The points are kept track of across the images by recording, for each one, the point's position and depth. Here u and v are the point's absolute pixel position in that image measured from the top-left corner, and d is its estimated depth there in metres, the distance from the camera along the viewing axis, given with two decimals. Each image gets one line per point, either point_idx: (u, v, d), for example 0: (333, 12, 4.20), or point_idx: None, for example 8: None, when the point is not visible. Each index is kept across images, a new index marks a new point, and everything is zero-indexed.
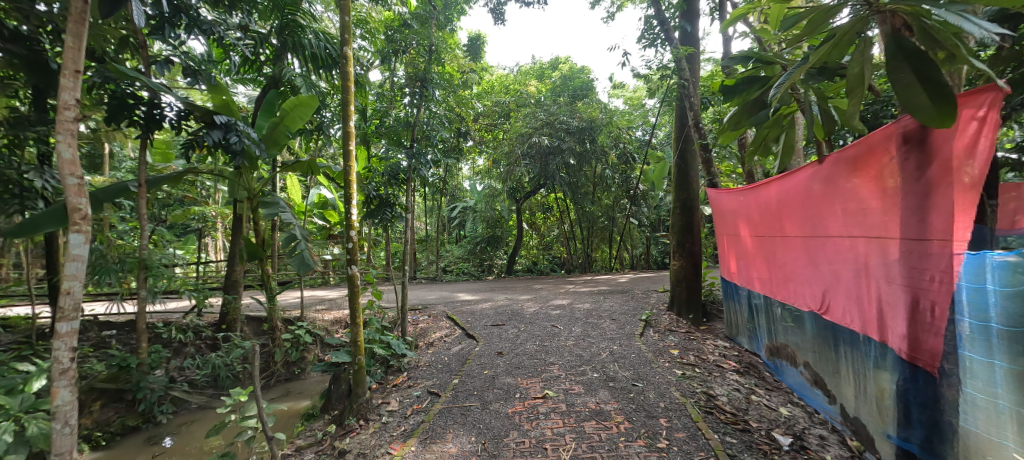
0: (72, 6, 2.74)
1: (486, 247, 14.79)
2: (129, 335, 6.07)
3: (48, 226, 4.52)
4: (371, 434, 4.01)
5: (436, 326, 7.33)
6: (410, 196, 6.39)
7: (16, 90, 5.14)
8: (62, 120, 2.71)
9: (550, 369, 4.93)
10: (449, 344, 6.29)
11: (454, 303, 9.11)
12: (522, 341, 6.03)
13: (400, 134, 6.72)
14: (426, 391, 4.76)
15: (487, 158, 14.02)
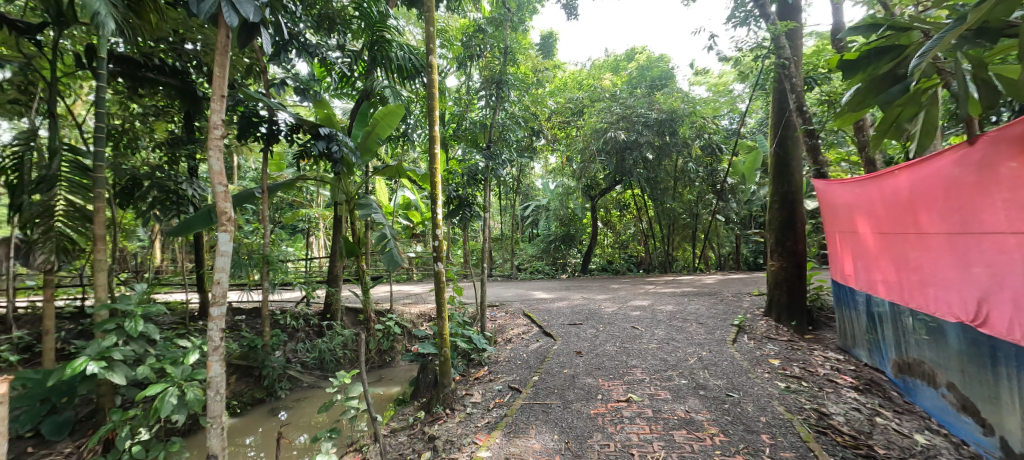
0: (218, 40, 3.22)
1: (561, 246, 14.70)
2: (253, 320, 6.98)
3: (197, 226, 5.36)
4: (458, 423, 4.19)
5: (514, 323, 7.46)
6: (488, 195, 6.50)
7: (174, 115, 6.19)
8: (211, 139, 3.19)
9: (632, 372, 4.78)
10: (527, 341, 6.38)
11: (529, 300, 9.21)
12: (600, 342, 5.92)
13: (477, 137, 7.01)
14: (507, 386, 4.88)
15: (560, 156, 13.89)
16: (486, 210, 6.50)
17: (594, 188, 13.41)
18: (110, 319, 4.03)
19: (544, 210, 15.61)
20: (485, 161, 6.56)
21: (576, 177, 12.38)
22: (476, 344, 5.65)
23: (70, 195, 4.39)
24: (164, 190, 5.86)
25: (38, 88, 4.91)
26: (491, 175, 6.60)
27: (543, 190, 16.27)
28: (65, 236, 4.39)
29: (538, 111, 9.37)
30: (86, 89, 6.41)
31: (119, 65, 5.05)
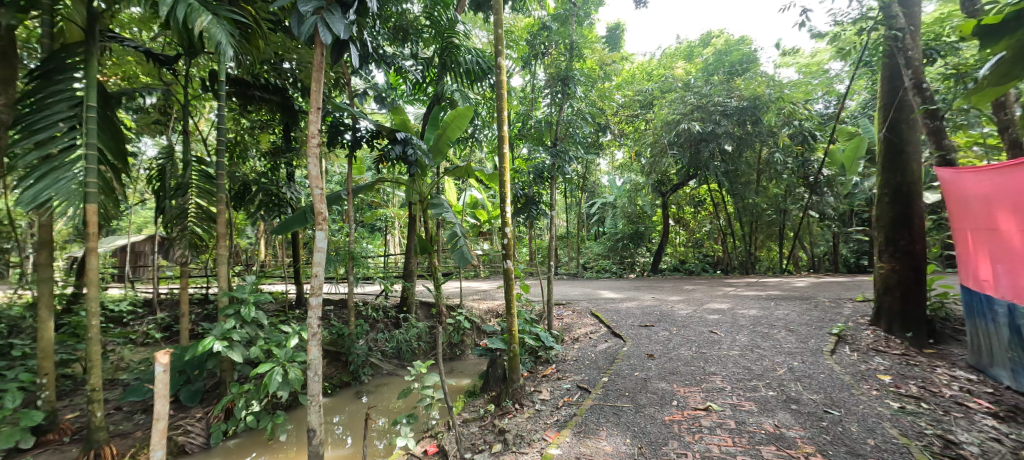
0: (314, 58, 3.50)
1: (631, 244, 14.27)
2: (339, 310, 7.57)
3: (294, 225, 5.89)
4: (527, 418, 4.22)
5: (581, 322, 7.36)
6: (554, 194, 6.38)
7: (275, 127, 6.92)
8: (308, 147, 3.52)
9: (712, 380, 4.49)
10: (596, 341, 6.26)
11: (597, 300, 9.03)
12: (674, 345, 5.64)
13: (543, 136, 6.98)
14: (576, 386, 4.83)
15: (628, 151, 13.43)
16: (552, 209, 6.41)
17: (667, 184, 12.82)
18: (229, 305, 4.62)
19: (613, 207, 15.22)
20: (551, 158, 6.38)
21: (646, 172, 11.91)
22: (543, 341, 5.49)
23: (199, 199, 5.08)
24: (269, 194, 6.57)
25: (173, 111, 5.74)
26: (558, 173, 6.43)
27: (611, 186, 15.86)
28: (194, 235, 5.08)
29: (605, 106, 9.15)
30: (210, 108, 7.37)
31: (233, 86, 5.72)
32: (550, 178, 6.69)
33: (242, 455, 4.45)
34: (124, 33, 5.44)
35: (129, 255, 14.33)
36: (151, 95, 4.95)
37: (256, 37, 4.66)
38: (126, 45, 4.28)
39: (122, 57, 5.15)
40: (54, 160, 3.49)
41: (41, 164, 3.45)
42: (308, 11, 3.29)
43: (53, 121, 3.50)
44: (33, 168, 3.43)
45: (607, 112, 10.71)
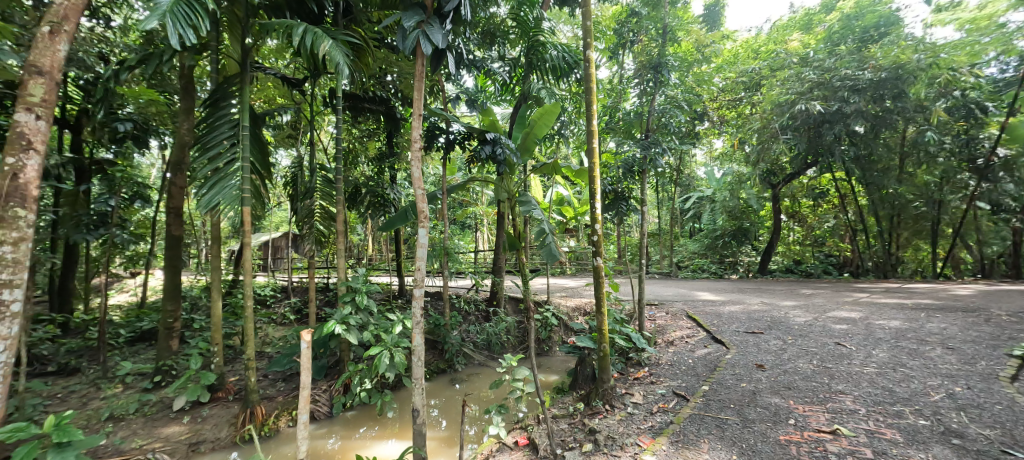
0: (417, 70, 3.73)
1: (732, 242, 13.16)
2: (435, 302, 8.06)
3: (397, 224, 6.35)
4: (619, 421, 4.11)
5: (677, 324, 6.97)
6: (645, 189, 5.95)
7: (377, 135, 7.55)
8: (412, 151, 3.71)
9: (840, 400, 3.95)
10: (693, 346, 5.89)
11: (695, 301, 8.47)
12: (790, 357, 5.09)
13: (633, 129, 6.60)
14: (672, 392, 4.60)
15: (729, 139, 12.36)
16: (643, 204, 6.10)
17: (777, 175, 11.49)
18: (348, 294, 5.17)
19: (711, 201, 14.17)
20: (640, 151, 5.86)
21: (752, 163, 10.84)
22: (635, 343, 5.24)
23: (323, 202, 5.75)
24: (375, 195, 7.23)
25: (301, 125, 6.56)
26: (650, 167, 5.91)
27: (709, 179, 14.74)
28: (318, 231, 5.76)
29: (702, 92, 8.50)
30: (327, 121, 8.25)
31: (346, 100, 6.35)
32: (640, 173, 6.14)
33: (356, 427, 4.97)
34: (265, 63, 6.41)
35: (265, 249, 16.70)
36: (287, 112, 5.71)
37: (365, 54, 5.12)
38: (268, 73, 5.02)
39: (265, 83, 6.06)
40: (221, 172, 4.18)
41: (211, 176, 4.17)
42: (410, 26, 3.55)
43: (219, 141, 4.25)
44: (208, 179, 4.16)
45: (704, 97, 9.93)
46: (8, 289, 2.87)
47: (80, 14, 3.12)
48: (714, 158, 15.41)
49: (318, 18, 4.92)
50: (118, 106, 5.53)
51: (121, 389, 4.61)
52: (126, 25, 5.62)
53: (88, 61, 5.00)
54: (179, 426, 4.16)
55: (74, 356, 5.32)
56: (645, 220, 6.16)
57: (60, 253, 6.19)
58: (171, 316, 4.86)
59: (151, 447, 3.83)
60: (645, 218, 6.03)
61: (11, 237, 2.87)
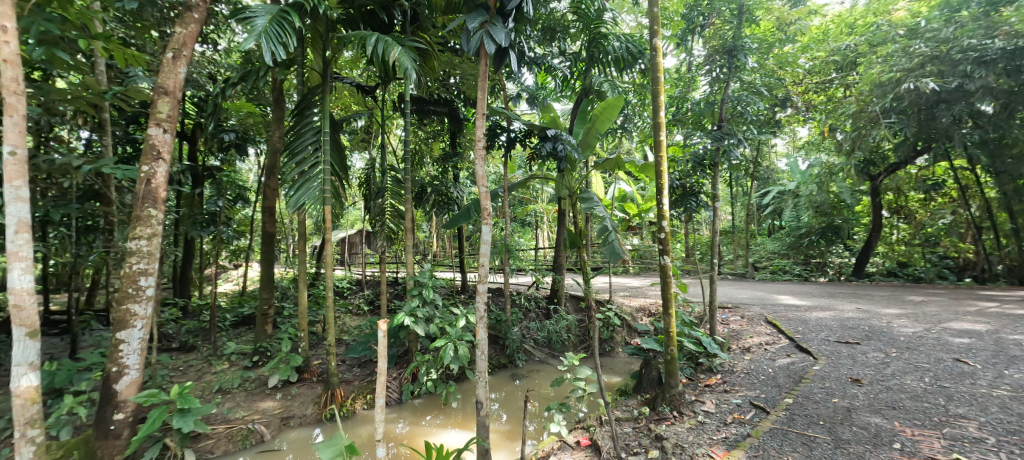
0: (480, 70, 3.85)
1: (820, 241, 11.99)
2: (498, 298, 8.25)
3: (460, 221, 6.57)
4: (688, 429, 3.96)
5: (752, 329, 6.56)
6: (717, 182, 5.67)
7: (442, 136, 7.88)
8: (475, 150, 3.85)
9: (960, 426, 3.40)
10: (773, 355, 5.46)
11: (774, 306, 7.90)
12: (895, 373, 4.47)
13: (704, 119, 6.32)
14: (749, 403, 4.29)
15: (815, 126, 11.38)
16: (716, 200, 5.80)
17: (877, 164, 10.18)
18: (415, 288, 5.43)
19: (795, 196, 12.81)
20: (712, 143, 5.69)
21: (846, 153, 9.59)
22: (706, 348, 5.13)
23: (393, 201, 6.13)
24: (440, 194, 7.58)
25: (373, 130, 7.04)
26: (723, 158, 5.72)
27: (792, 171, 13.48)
28: (388, 229, 6.17)
29: (784, 76, 7.86)
30: (395, 125, 8.73)
31: (413, 104, 6.69)
32: (713, 165, 5.93)
33: (422, 414, 5.26)
34: (342, 73, 6.99)
35: (342, 245, 17.98)
36: (361, 117, 6.15)
37: (431, 58, 5.37)
38: (345, 82, 5.46)
39: (342, 92, 6.61)
40: (306, 175, 4.64)
41: (298, 178, 4.63)
42: (474, 27, 3.68)
43: (304, 147, 4.71)
44: (295, 181, 4.62)
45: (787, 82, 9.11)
46: (143, 276, 3.41)
47: (194, 40, 3.61)
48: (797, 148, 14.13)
49: (387, 28, 5.24)
50: (223, 120, 6.29)
51: (227, 365, 5.27)
52: (229, 47, 6.38)
53: (199, 81, 5.79)
54: (272, 401, 4.65)
55: (191, 336, 6.16)
56: (718, 217, 5.77)
57: (180, 247, 7.20)
58: (266, 303, 5.44)
59: (250, 418, 4.34)
60: (716, 214, 5.71)
61: (145, 233, 3.40)
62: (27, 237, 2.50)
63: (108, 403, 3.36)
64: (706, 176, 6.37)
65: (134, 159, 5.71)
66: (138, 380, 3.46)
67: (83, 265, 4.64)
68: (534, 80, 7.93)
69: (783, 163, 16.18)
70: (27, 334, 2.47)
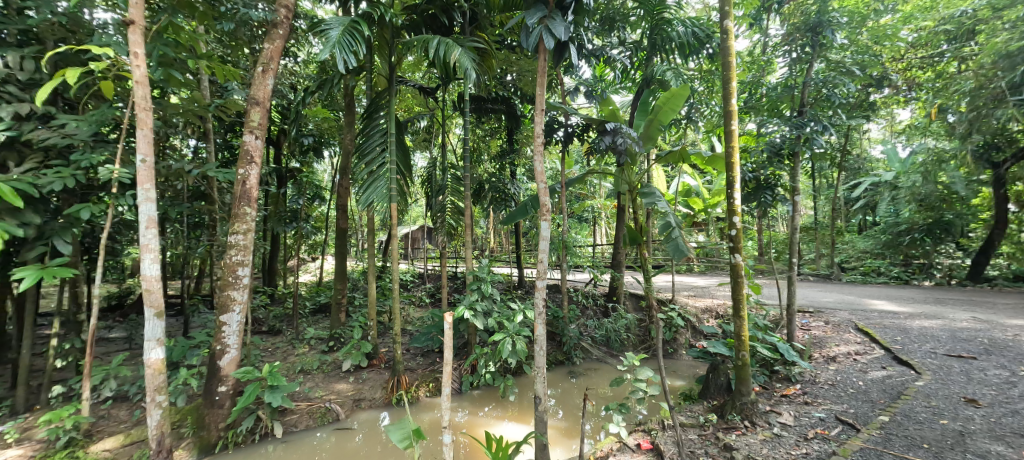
0: (539, 66, 3.85)
1: (926, 239, 9.99)
2: (555, 294, 8.28)
3: (517, 218, 6.66)
4: (761, 441, 3.72)
5: (835, 335, 6.04)
6: (797, 174, 5.35)
7: (499, 133, 8.02)
8: (535, 145, 3.86)
9: None
10: (865, 366, 4.92)
11: (865, 311, 7.20)
12: (1020, 396, 3.94)
13: (780, 104, 5.86)
14: (834, 417, 3.96)
15: (917, 110, 10.12)
16: (795, 193, 5.40)
17: (1002, 148, 8.27)
18: (475, 283, 5.62)
19: (892, 188, 11.21)
20: (790, 131, 5.26)
21: (959, 137, 8.04)
22: (782, 354, 4.86)
23: (453, 199, 6.36)
24: (497, 191, 7.76)
25: (434, 129, 7.35)
26: (804, 148, 5.27)
27: (890, 160, 12.00)
28: (448, 225, 6.42)
29: (884, 54, 7.02)
30: (455, 124, 8.98)
31: (472, 103, 6.88)
32: (792, 155, 5.45)
33: (481, 405, 5.45)
34: (407, 77, 7.34)
35: (406, 239, 18.89)
36: (423, 118, 6.45)
37: (489, 57, 5.49)
38: (410, 85, 5.75)
39: (406, 94, 6.95)
40: (374, 174, 4.97)
41: (367, 179, 4.98)
42: (534, 23, 3.74)
43: (372, 148, 5.06)
44: (364, 181, 4.98)
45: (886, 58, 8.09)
46: (241, 267, 3.85)
47: (279, 54, 3.99)
48: (896, 134, 12.57)
49: (448, 30, 5.46)
50: (303, 126, 6.88)
51: (307, 349, 5.78)
52: (307, 58, 6.92)
53: (282, 91, 6.47)
54: (346, 384, 5.06)
55: (277, 321, 6.84)
56: (801, 212, 5.31)
57: (268, 241, 7.97)
58: (339, 294, 5.88)
59: (326, 398, 4.75)
60: (796, 209, 5.28)
61: (242, 228, 3.84)
62: (155, 231, 2.95)
63: (214, 377, 3.86)
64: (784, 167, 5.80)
65: (231, 162, 6.41)
66: (238, 358, 3.93)
67: (193, 255, 5.34)
68: (592, 72, 7.85)
69: (878, 151, 14.49)
70: (156, 314, 2.91)
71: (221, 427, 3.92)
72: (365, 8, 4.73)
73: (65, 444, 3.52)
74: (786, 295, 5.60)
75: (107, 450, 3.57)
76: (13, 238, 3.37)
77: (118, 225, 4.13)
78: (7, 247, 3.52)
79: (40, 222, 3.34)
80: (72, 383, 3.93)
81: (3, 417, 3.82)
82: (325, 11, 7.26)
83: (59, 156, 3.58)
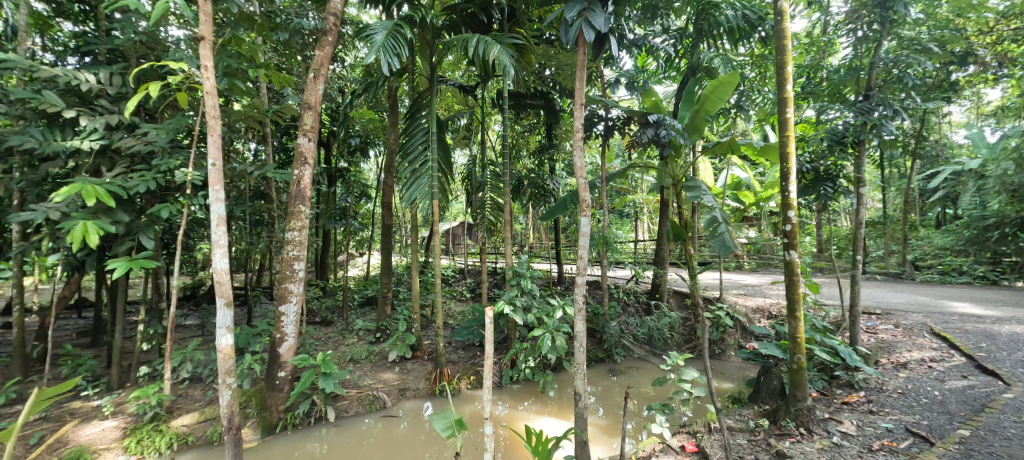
0: (579, 58, 3.83)
1: (1020, 235, 9.10)
2: (596, 291, 8.22)
3: (556, 214, 6.66)
4: (819, 450, 3.54)
5: (905, 340, 5.64)
6: (863, 164, 5.01)
7: (538, 128, 8.04)
8: (575, 140, 3.83)
9: None
10: (942, 375, 4.57)
11: (944, 315, 6.64)
12: None
13: (843, 88, 5.54)
14: (903, 428, 3.72)
15: (1010, 89, 9.13)
16: (859, 185, 5.07)
17: None
18: (515, 278, 5.69)
19: (978, 177, 9.92)
20: (855, 117, 4.90)
21: None
22: (842, 359, 4.64)
23: (493, 195, 6.46)
24: (537, 187, 7.81)
25: (474, 126, 7.47)
26: (872, 135, 4.88)
27: (975, 145, 10.59)
28: (488, 221, 6.51)
29: (974, 28, 6.35)
30: (493, 120, 9.05)
31: (511, 99, 6.94)
32: (857, 144, 5.08)
33: (521, 400, 5.54)
34: (448, 75, 7.50)
35: (447, 235, 19.33)
36: (463, 116, 6.59)
37: (527, 52, 5.52)
38: (450, 83, 5.89)
39: (447, 93, 7.10)
40: (416, 172, 5.15)
41: (410, 176, 5.17)
42: (573, 16, 3.73)
43: (417, 148, 5.23)
44: (408, 179, 5.17)
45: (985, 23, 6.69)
46: (297, 261, 4.12)
47: (329, 60, 4.21)
48: (983, 116, 11.40)
49: (486, 27, 5.49)
50: (350, 127, 7.21)
51: (356, 340, 6.08)
52: (353, 62, 7.24)
53: (331, 94, 6.84)
54: (392, 373, 5.29)
55: (329, 312, 7.26)
56: (867, 205, 4.95)
57: (320, 237, 8.42)
58: (385, 287, 6.14)
59: (375, 386, 5.00)
60: (862, 202, 4.93)
61: (297, 225, 4.10)
62: (224, 228, 3.23)
63: (274, 363, 4.17)
64: (848, 157, 5.41)
65: (286, 164, 6.84)
66: (295, 346, 4.22)
67: (255, 250, 5.78)
68: (634, 62, 7.72)
69: (962, 136, 13.16)
70: (225, 303, 3.18)
71: (281, 409, 4.25)
72: (407, 11, 4.87)
73: (151, 419, 3.92)
74: (848, 294, 5.29)
75: (186, 425, 3.97)
76: (106, 233, 3.78)
77: (191, 223, 4.53)
78: (102, 243, 3.95)
79: (128, 221, 3.74)
80: (155, 365, 4.35)
81: (100, 392, 4.30)
82: (369, 14, 7.54)
83: (142, 161, 3.99)
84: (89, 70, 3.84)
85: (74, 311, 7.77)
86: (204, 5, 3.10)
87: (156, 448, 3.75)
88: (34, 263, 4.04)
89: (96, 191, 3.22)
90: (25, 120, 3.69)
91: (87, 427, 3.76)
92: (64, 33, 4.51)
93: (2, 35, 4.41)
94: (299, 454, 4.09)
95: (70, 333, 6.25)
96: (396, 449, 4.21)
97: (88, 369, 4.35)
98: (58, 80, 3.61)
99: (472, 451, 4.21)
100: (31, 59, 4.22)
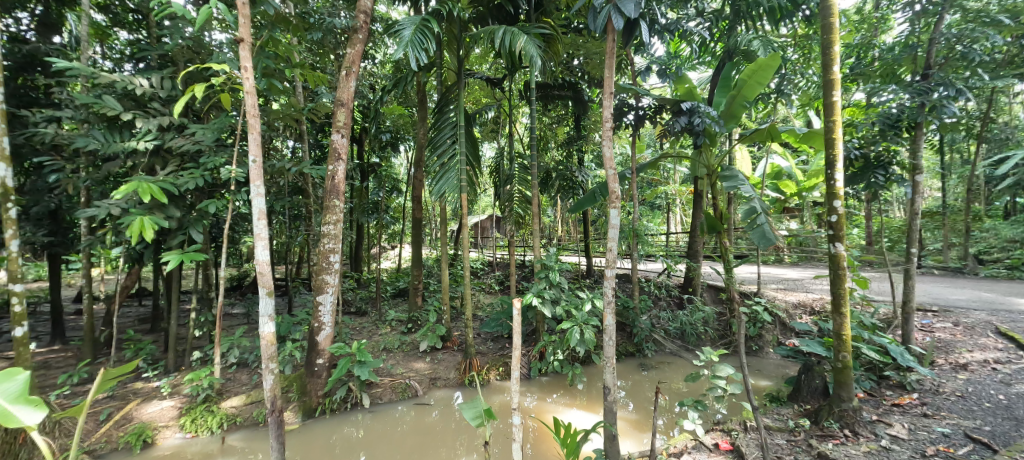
0: (607, 44, 3.74)
1: None
2: (627, 284, 8.16)
3: (585, 206, 6.62)
4: (865, 453, 3.39)
5: (967, 341, 5.30)
6: (920, 150, 4.71)
7: (566, 119, 7.96)
8: (603, 130, 3.79)
9: None
10: (1008, 378, 4.30)
11: (1012, 314, 6.20)
12: None
13: (898, 68, 5.21)
14: (960, 434, 3.53)
15: None
16: (913, 172, 4.78)
17: None
18: (544, 270, 5.71)
19: None
20: (911, 98, 4.59)
21: None
22: (890, 357, 4.44)
23: (522, 189, 6.50)
24: (565, 179, 7.78)
25: (502, 119, 7.50)
26: (930, 117, 4.56)
27: None
28: (516, 214, 6.55)
29: None
30: (522, 111, 9.03)
31: (540, 90, 7.04)
32: (914, 128, 4.76)
33: (549, 392, 5.61)
34: (478, 67, 7.54)
35: (477, 228, 19.61)
36: (491, 109, 6.52)
37: (555, 42, 5.47)
38: (477, 76, 5.88)
39: (475, 85, 7.15)
40: (446, 166, 5.22)
41: (439, 170, 5.25)
42: (601, 3, 3.66)
43: (448, 145, 5.28)
44: (437, 173, 5.25)
45: None
46: (332, 254, 4.26)
47: (360, 57, 4.30)
48: None
49: (513, 18, 5.51)
50: (381, 123, 7.41)
51: (390, 330, 6.27)
52: (383, 59, 7.38)
53: (363, 91, 7.06)
54: (423, 363, 5.42)
55: (364, 303, 7.57)
56: (923, 194, 4.63)
57: (354, 231, 8.69)
58: (416, 279, 6.30)
59: (407, 374, 5.15)
60: (918, 191, 4.63)
61: (332, 219, 4.24)
62: (265, 222, 3.37)
63: (313, 350, 4.38)
64: (902, 141, 5.09)
65: (322, 160, 7.10)
66: (332, 335, 4.39)
67: (294, 243, 6.04)
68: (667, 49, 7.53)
69: None
70: (267, 293, 3.33)
71: (319, 395, 4.46)
72: (434, 6, 4.91)
73: (204, 400, 4.20)
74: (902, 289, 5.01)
75: (235, 406, 4.23)
76: (161, 229, 4.04)
77: (236, 217, 4.80)
78: (157, 237, 4.24)
79: (180, 216, 3.99)
80: (207, 350, 4.66)
81: (159, 374, 4.65)
82: (398, 11, 7.68)
83: (192, 160, 4.23)
84: (143, 76, 4.10)
85: (135, 299, 8.42)
86: (243, 9, 3.21)
87: (208, 427, 4.02)
88: (99, 256, 4.38)
89: (151, 189, 3.43)
90: (89, 123, 4.00)
91: (148, 406, 4.07)
92: (120, 41, 4.86)
93: (68, 46, 4.79)
94: (337, 437, 4.31)
95: (132, 319, 6.77)
96: (430, 437, 4.35)
97: (148, 353, 4.70)
98: (115, 85, 3.88)
99: (501, 440, 4.31)
100: (93, 67, 4.55)
